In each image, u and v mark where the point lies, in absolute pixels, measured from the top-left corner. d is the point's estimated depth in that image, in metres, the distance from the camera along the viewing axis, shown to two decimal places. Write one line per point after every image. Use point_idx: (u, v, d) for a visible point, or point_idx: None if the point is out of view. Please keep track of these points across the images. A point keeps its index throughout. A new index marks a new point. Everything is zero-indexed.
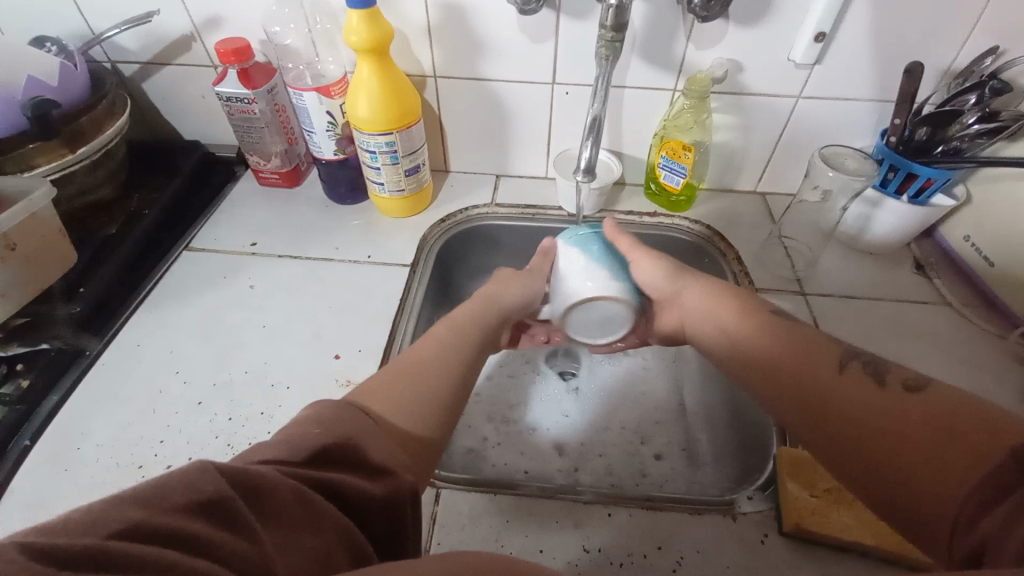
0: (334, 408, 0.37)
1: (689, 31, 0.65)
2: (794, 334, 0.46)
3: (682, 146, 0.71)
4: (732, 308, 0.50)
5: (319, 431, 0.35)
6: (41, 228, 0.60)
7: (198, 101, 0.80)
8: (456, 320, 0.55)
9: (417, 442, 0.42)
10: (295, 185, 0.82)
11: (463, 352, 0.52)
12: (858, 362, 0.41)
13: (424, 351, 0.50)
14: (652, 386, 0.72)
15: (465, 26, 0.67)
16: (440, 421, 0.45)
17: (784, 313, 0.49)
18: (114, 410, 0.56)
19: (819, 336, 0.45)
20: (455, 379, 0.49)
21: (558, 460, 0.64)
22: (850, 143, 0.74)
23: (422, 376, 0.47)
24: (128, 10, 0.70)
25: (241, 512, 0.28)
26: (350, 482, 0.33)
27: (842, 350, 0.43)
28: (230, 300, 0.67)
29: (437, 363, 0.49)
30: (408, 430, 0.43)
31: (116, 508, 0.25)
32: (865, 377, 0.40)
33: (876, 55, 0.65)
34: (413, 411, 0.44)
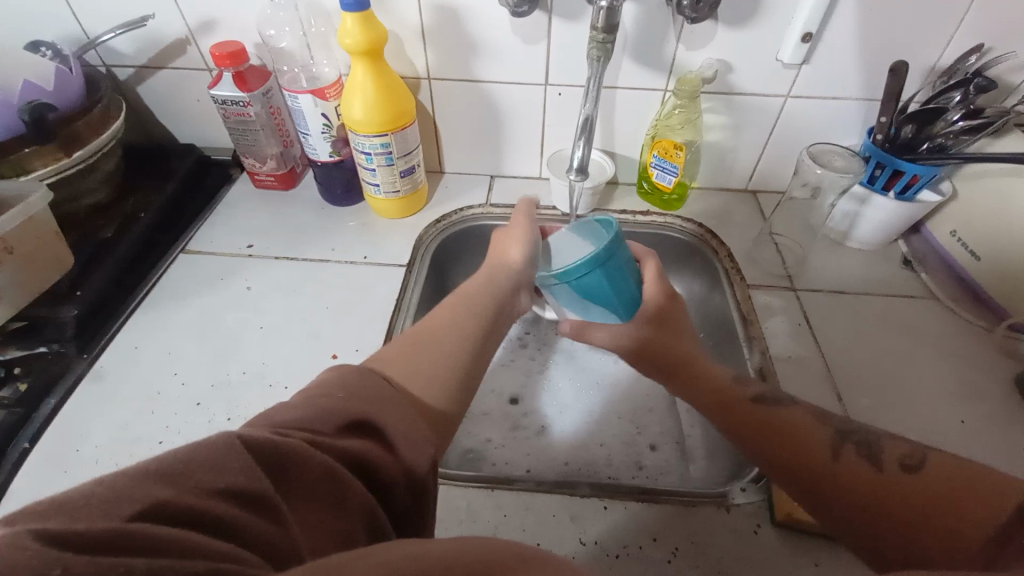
0: (357, 373, 0.38)
1: (679, 33, 0.66)
2: (776, 420, 0.46)
3: (673, 145, 0.72)
4: (712, 393, 0.51)
5: (344, 396, 0.35)
6: (38, 231, 0.60)
7: (193, 104, 0.80)
8: (468, 298, 0.55)
9: (435, 411, 0.43)
10: (290, 187, 0.83)
11: (477, 329, 0.51)
12: (849, 443, 0.43)
13: (440, 321, 0.51)
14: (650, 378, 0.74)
15: (458, 27, 0.68)
16: (457, 398, 0.45)
17: (767, 395, 0.49)
18: (113, 412, 0.56)
19: (803, 418, 0.46)
20: (470, 357, 0.49)
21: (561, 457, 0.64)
22: (839, 141, 0.75)
23: (441, 346, 0.48)
24: (122, 14, 0.70)
25: (267, 492, 0.28)
26: (375, 454, 0.33)
27: (830, 431, 0.44)
28: (227, 301, 0.67)
29: (455, 335, 0.49)
30: (425, 399, 0.43)
31: (142, 485, 0.25)
32: (860, 459, 0.42)
33: (864, 54, 0.66)
34: (429, 378, 0.44)
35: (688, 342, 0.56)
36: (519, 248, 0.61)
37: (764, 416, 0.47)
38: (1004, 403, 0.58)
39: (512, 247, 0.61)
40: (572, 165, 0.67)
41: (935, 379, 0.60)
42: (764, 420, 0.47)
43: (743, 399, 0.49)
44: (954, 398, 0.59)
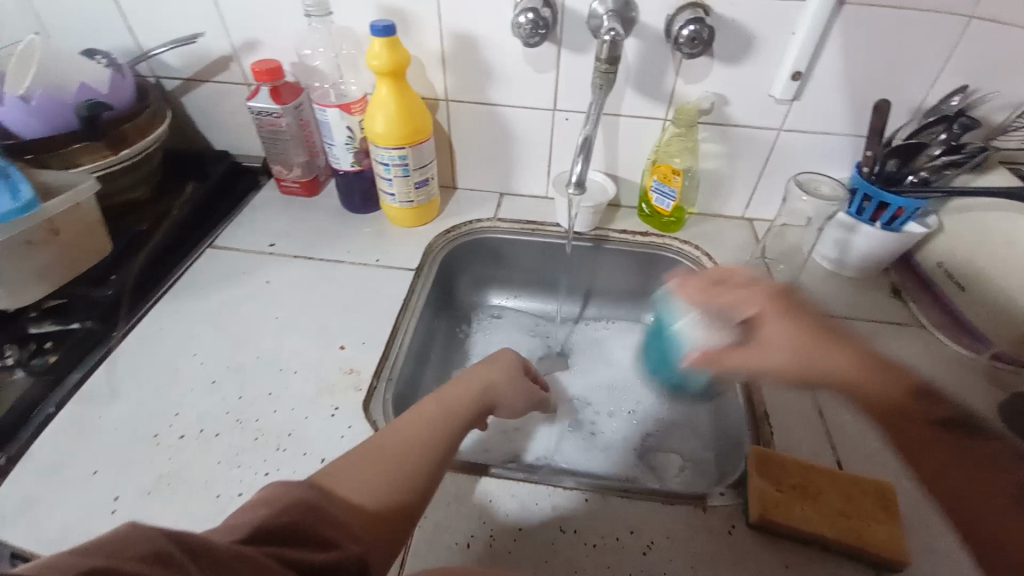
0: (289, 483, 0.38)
1: (677, 67, 0.72)
2: (965, 451, 0.39)
3: (671, 170, 0.77)
4: (880, 403, 0.42)
5: (266, 510, 0.35)
6: (84, 218, 0.66)
7: (230, 115, 0.87)
8: (443, 397, 0.53)
9: (378, 523, 0.42)
10: (313, 194, 0.89)
11: (443, 434, 0.50)
12: None
13: (407, 424, 0.49)
14: (632, 398, 0.79)
15: (476, 55, 0.74)
16: (403, 504, 0.44)
17: (959, 419, 0.40)
18: (133, 385, 0.60)
19: (1000, 461, 0.38)
20: (430, 463, 0.47)
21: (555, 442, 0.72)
22: (830, 173, 0.79)
23: (401, 453, 0.47)
24: (175, 32, 0.78)
25: (184, 562, 0.28)
26: (292, 554, 0.33)
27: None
28: (246, 293, 0.72)
29: (417, 439, 0.48)
30: (368, 508, 0.42)
31: (63, 560, 0.27)
32: None
33: (851, 93, 0.71)
34: (376, 488, 0.43)
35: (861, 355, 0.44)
36: (501, 368, 0.59)
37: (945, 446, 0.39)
38: None
39: (494, 367, 0.59)
40: (572, 179, 0.71)
41: None
42: (950, 452, 0.39)
43: (927, 419, 0.40)
44: None
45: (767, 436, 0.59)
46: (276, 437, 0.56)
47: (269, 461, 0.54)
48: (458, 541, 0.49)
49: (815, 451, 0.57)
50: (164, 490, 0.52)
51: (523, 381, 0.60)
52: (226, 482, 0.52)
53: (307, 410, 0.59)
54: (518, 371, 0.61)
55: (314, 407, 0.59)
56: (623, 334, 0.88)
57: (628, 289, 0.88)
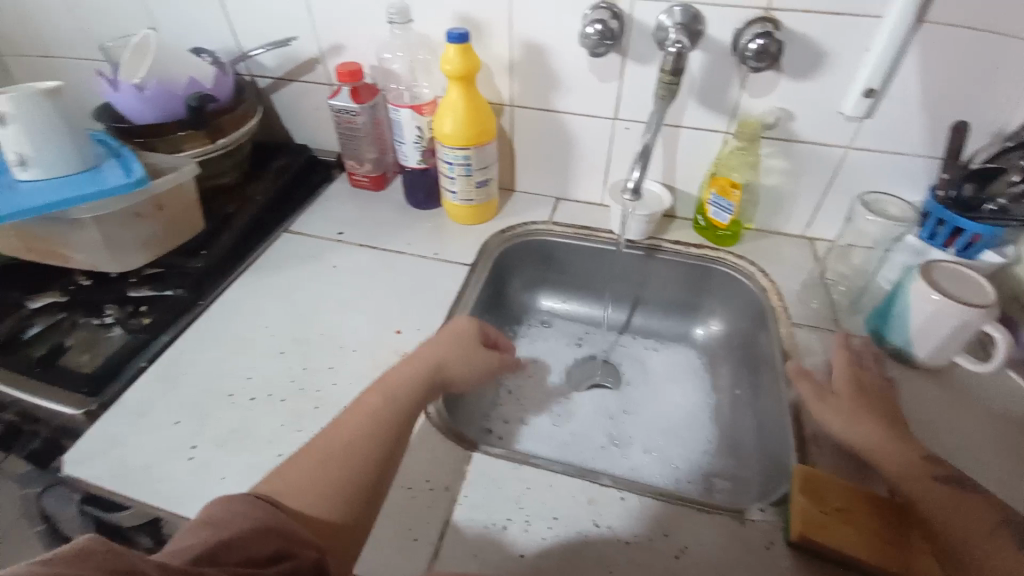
0: (232, 504, 0.40)
1: (744, 81, 0.71)
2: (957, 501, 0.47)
3: (730, 184, 0.77)
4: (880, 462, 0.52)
5: (207, 532, 0.37)
6: (183, 196, 0.74)
7: (312, 112, 0.95)
8: (389, 387, 0.55)
9: (328, 526, 0.44)
10: (380, 189, 0.94)
11: (391, 426, 0.52)
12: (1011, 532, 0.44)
13: (350, 421, 0.51)
14: (675, 434, 0.77)
15: (542, 63, 0.77)
16: (354, 503, 0.46)
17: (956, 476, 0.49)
18: (214, 349, 0.67)
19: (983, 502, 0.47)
20: (378, 454, 0.49)
21: (593, 451, 0.74)
22: (902, 195, 0.76)
23: (347, 453, 0.48)
24: (271, 35, 0.86)
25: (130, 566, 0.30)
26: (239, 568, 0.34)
27: (1001, 516, 0.46)
28: (315, 275, 0.78)
29: (363, 434, 0.50)
30: (317, 515, 0.44)
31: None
32: (1013, 544, 0.43)
33: (928, 113, 0.68)
34: (326, 494, 0.45)
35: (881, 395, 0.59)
36: (439, 347, 0.60)
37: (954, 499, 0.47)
38: None
39: (434, 347, 0.60)
40: (629, 185, 0.72)
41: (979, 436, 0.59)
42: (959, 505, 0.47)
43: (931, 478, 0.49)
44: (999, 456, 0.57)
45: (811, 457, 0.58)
46: (333, 407, 0.61)
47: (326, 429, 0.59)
48: (495, 522, 0.51)
49: (863, 476, 0.55)
50: (235, 443, 0.57)
51: (470, 355, 0.61)
52: (287, 444, 0.57)
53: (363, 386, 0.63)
54: (459, 343, 0.61)
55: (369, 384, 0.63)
56: (671, 352, 0.89)
57: (677, 301, 0.89)
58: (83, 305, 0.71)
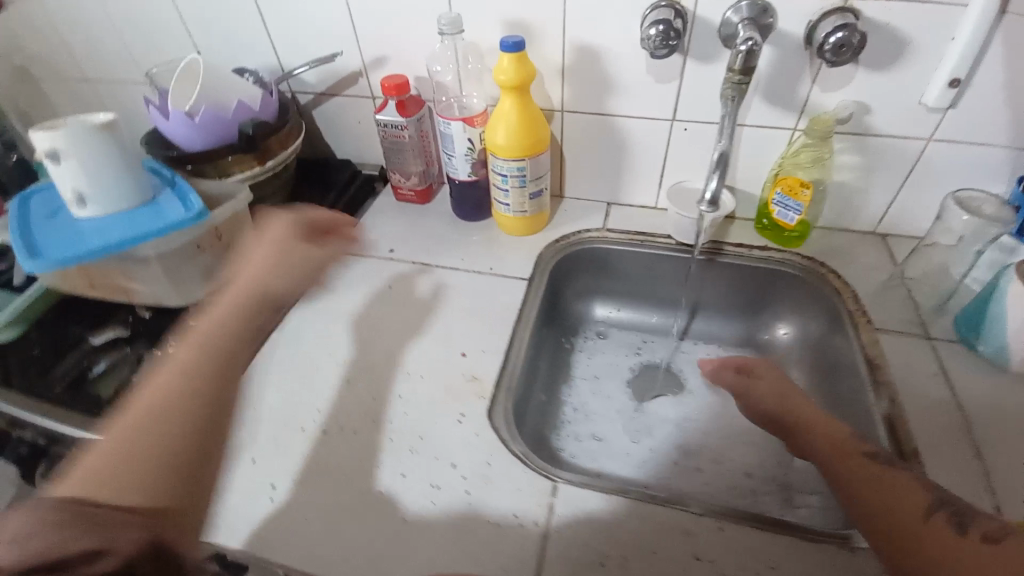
0: (40, 510, 0.37)
1: (815, 75, 0.68)
2: (885, 478, 0.49)
3: (799, 184, 0.73)
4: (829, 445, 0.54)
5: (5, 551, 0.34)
6: (238, 223, 0.73)
7: (354, 126, 0.93)
8: (201, 346, 0.52)
9: (153, 508, 0.41)
10: (427, 202, 0.92)
11: (210, 380, 0.49)
12: (943, 510, 0.45)
13: (157, 387, 0.48)
14: (748, 446, 0.74)
15: (597, 66, 0.74)
16: (178, 476, 0.43)
17: (882, 454, 0.51)
18: (282, 379, 0.66)
19: (909, 482, 0.48)
20: (202, 413, 0.47)
21: (665, 468, 0.73)
22: (988, 187, 0.71)
23: (163, 421, 0.45)
24: (313, 51, 0.84)
25: None
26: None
27: (932, 495, 0.46)
28: (372, 296, 0.77)
29: (180, 397, 0.47)
30: (147, 502, 0.41)
31: None
32: (948, 524, 0.43)
33: (1022, 100, 0.63)
34: (147, 476, 0.42)
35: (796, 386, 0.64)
36: (270, 263, 0.59)
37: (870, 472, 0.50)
38: None
39: (265, 264, 0.59)
40: (706, 198, 0.69)
41: None
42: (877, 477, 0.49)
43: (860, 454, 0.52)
44: None
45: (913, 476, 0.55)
46: (408, 438, 0.60)
47: (405, 462, 0.58)
48: (594, 558, 0.51)
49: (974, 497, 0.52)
50: (317, 477, 0.57)
51: (284, 264, 0.60)
52: (368, 479, 0.57)
53: (436, 413, 0.62)
54: (278, 247, 0.60)
55: (442, 411, 0.62)
56: (737, 359, 0.86)
57: (739, 305, 0.86)
58: (145, 335, 0.69)
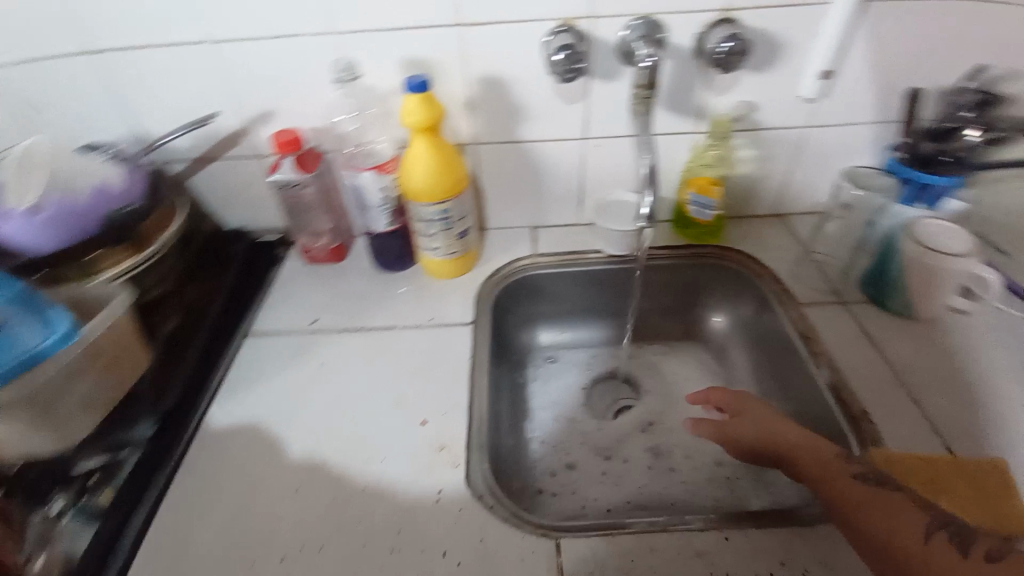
0: None
1: (707, 82, 0.72)
2: (881, 497, 0.47)
3: (710, 183, 0.77)
4: (815, 462, 0.52)
5: None
6: (122, 331, 0.61)
7: (242, 190, 0.83)
8: None
9: None
10: (341, 259, 0.84)
11: None
12: (945, 530, 0.43)
13: None
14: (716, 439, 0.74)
15: (502, 95, 0.73)
16: None
17: (871, 472, 0.50)
18: (216, 503, 0.56)
19: (906, 501, 0.46)
20: None
21: (643, 482, 0.70)
22: (860, 162, 0.80)
23: None
24: (180, 115, 0.74)
25: None
26: None
27: (930, 516, 0.45)
28: (304, 378, 0.68)
29: None
30: None
31: None
32: (953, 546, 0.42)
33: (875, 84, 0.72)
34: None
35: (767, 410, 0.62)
36: None
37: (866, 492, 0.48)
38: None
39: None
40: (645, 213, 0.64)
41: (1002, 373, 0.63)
42: (875, 497, 0.47)
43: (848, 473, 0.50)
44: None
45: (871, 433, 0.58)
46: (385, 536, 0.53)
47: (386, 564, 0.51)
48: None
49: (928, 444, 0.57)
50: None
51: None
52: None
53: (410, 497, 0.55)
54: None
55: (416, 493, 0.56)
56: (683, 353, 0.86)
57: (674, 303, 0.87)
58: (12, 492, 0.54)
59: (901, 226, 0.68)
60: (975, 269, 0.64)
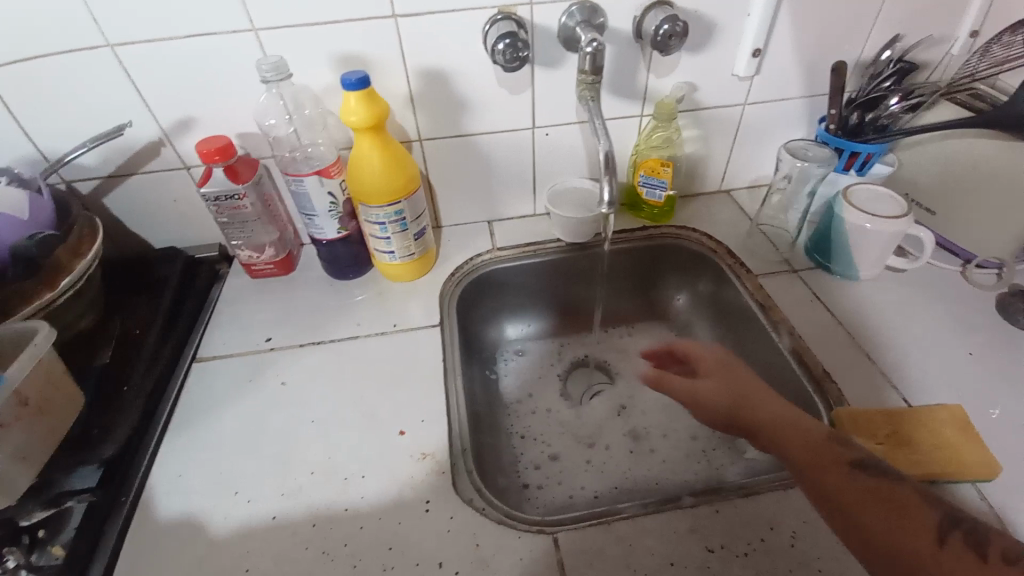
0: None
1: (649, 64, 0.73)
2: (882, 490, 0.42)
3: (659, 163, 0.78)
4: (807, 447, 0.47)
5: None
6: (47, 373, 0.54)
7: (169, 206, 0.76)
8: None
9: None
10: (290, 271, 0.79)
11: None
12: (958, 529, 0.39)
13: None
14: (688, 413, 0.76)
15: (447, 88, 0.70)
16: None
17: (870, 461, 0.45)
18: (180, 550, 0.51)
19: (912, 496, 0.42)
20: None
21: (625, 464, 0.71)
22: (794, 134, 0.84)
23: None
24: (87, 128, 0.66)
25: None
26: None
27: (940, 513, 0.40)
28: (265, 402, 0.63)
29: None
30: None
31: None
32: (969, 546, 0.37)
33: (803, 59, 0.76)
34: None
35: (751, 378, 0.56)
36: None
37: (867, 483, 0.43)
38: (998, 328, 0.67)
39: None
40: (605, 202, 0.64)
41: (937, 319, 0.69)
42: (876, 490, 0.42)
43: (845, 461, 0.45)
44: (957, 331, 0.67)
45: (833, 393, 0.62)
46: (376, 555, 0.50)
47: None
48: None
49: (880, 394, 0.61)
50: None
51: None
52: None
53: (398, 513, 0.53)
54: None
55: (403, 508, 0.53)
56: (648, 332, 0.88)
57: (636, 285, 0.88)
58: None
59: (839, 194, 0.72)
60: (909, 227, 0.68)
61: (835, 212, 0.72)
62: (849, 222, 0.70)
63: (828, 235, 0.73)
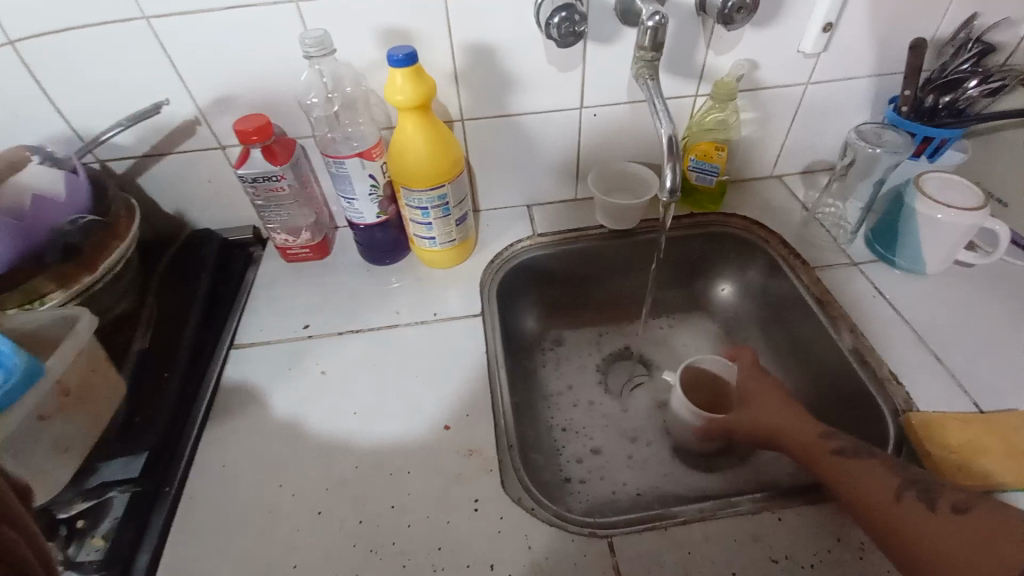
0: None
1: (709, 40, 0.68)
2: (850, 466, 0.49)
3: (713, 147, 0.74)
4: (800, 446, 0.54)
5: None
6: (89, 361, 0.53)
7: (203, 186, 0.73)
8: None
9: None
10: (325, 255, 0.77)
11: None
12: (914, 489, 0.45)
13: None
14: None
15: (493, 64, 0.66)
16: None
17: (851, 447, 0.50)
18: (226, 543, 0.50)
19: (877, 469, 0.48)
20: None
21: (671, 460, 0.69)
22: (857, 117, 0.79)
23: None
24: (122, 105, 0.64)
25: None
26: None
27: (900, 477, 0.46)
28: (305, 391, 0.62)
29: None
30: None
31: None
32: (920, 502, 0.44)
33: (876, 35, 0.70)
34: None
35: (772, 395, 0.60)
36: None
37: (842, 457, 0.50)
38: None
39: None
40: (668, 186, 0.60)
41: (1012, 320, 0.64)
42: (849, 467, 0.49)
43: (827, 449, 0.51)
44: None
45: (900, 395, 0.58)
46: (425, 554, 0.49)
47: None
48: None
49: (950, 397, 0.57)
50: None
51: None
52: None
53: (445, 511, 0.52)
54: None
55: (449, 506, 0.52)
56: (691, 323, 0.85)
57: (681, 274, 0.84)
58: None
59: (912, 183, 0.67)
60: (985, 221, 0.63)
61: (909, 202, 0.67)
62: (924, 211, 0.65)
63: (898, 225, 0.69)
